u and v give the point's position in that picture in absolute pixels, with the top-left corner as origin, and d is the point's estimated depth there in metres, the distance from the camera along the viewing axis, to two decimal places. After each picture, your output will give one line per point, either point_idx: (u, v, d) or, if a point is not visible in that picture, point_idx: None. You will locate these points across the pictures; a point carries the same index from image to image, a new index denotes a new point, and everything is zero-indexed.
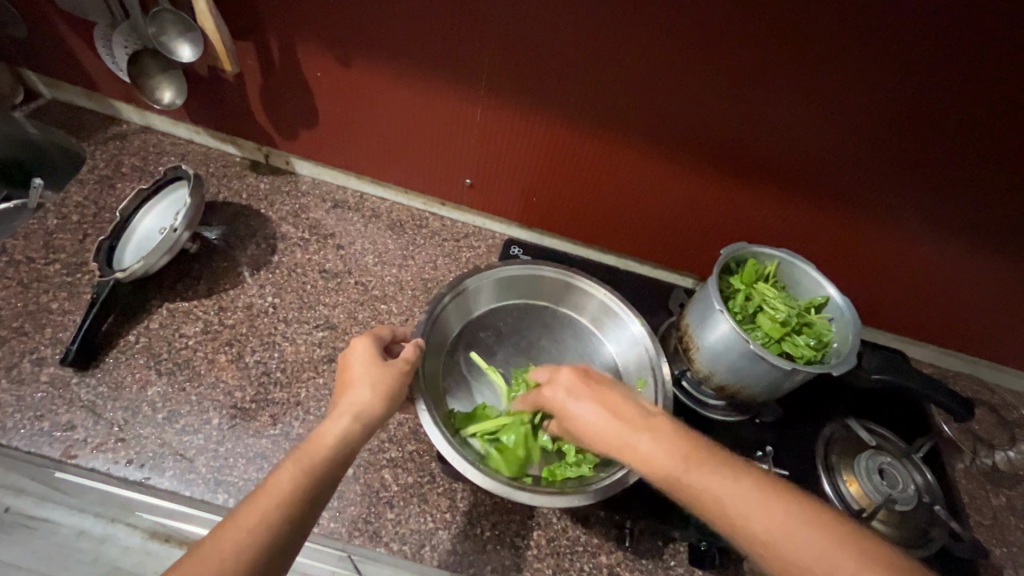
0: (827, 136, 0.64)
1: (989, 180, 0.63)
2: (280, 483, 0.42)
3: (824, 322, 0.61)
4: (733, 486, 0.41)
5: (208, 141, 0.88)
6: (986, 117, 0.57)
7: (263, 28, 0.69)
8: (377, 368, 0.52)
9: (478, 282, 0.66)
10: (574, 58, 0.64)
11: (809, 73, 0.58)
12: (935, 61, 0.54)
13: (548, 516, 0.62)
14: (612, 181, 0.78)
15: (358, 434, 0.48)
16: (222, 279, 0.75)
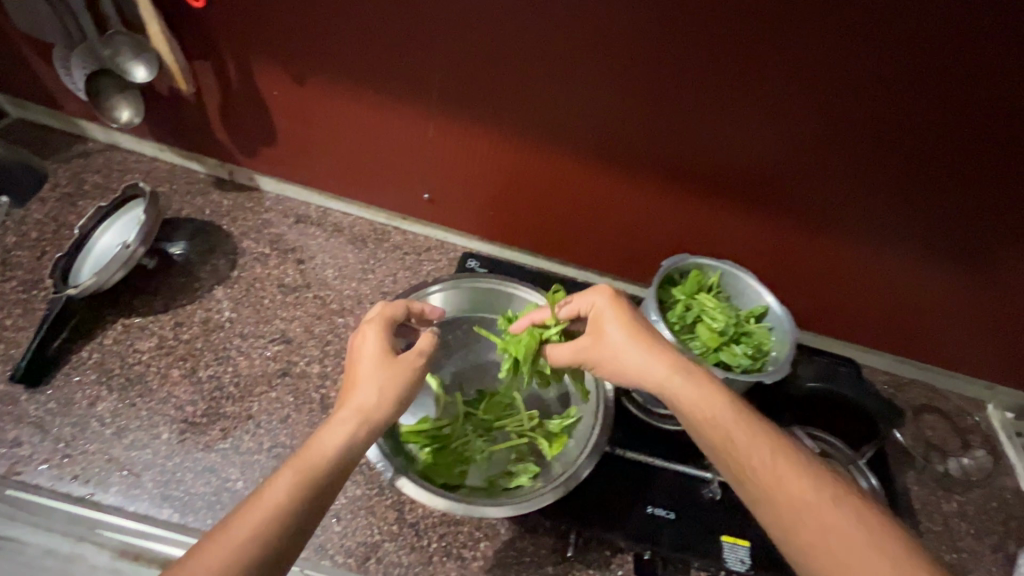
0: (766, 146, 0.66)
1: (926, 188, 0.65)
2: (275, 494, 0.41)
3: (762, 332, 0.63)
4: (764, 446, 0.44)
5: (172, 159, 0.90)
6: (908, 124, 0.60)
7: (219, 48, 0.71)
8: (383, 369, 0.51)
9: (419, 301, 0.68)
10: (523, 72, 0.66)
11: (750, 85, 0.61)
12: (866, 72, 0.57)
13: (496, 526, 0.63)
14: (566, 192, 0.79)
15: (361, 442, 0.46)
16: (179, 295, 0.76)
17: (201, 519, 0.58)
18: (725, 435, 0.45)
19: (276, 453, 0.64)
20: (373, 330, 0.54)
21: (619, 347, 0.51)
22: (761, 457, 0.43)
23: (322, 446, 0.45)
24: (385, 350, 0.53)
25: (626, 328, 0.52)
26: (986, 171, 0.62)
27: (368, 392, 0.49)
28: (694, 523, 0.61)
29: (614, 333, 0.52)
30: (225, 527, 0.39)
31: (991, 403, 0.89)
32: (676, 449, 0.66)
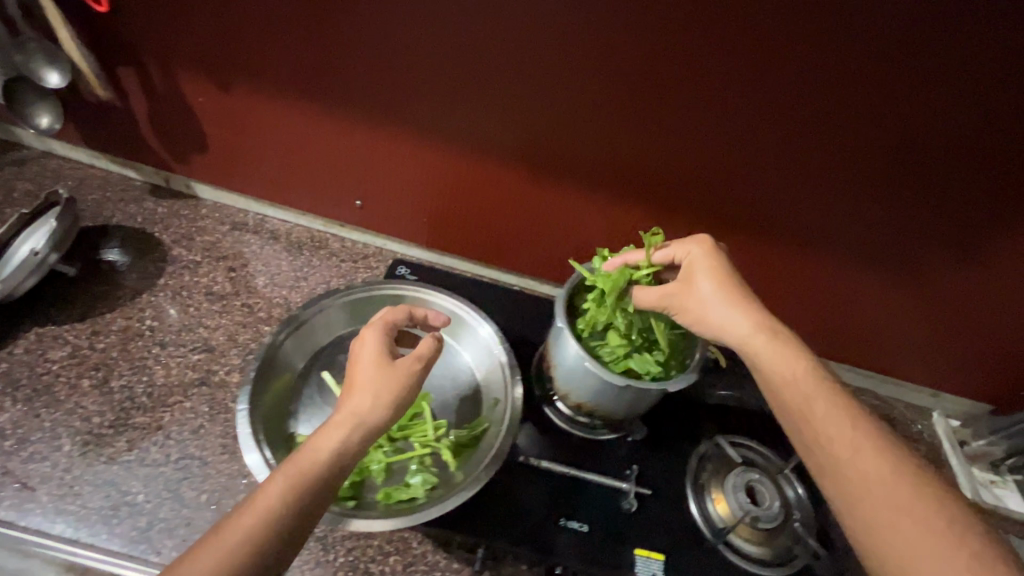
0: (689, 147, 0.66)
1: (857, 191, 0.65)
2: (267, 500, 0.40)
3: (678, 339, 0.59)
4: (837, 410, 0.45)
5: (107, 166, 0.88)
6: (821, 122, 0.60)
7: (139, 55, 0.70)
8: (380, 373, 0.49)
9: (321, 314, 0.65)
10: (448, 78, 0.66)
11: (676, 88, 0.61)
12: (787, 75, 0.57)
13: (408, 540, 0.61)
14: (499, 198, 0.78)
15: (355, 447, 0.45)
16: (100, 303, 0.74)
17: (95, 534, 0.56)
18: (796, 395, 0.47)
19: (183, 464, 0.62)
20: (374, 332, 0.52)
21: (706, 301, 0.52)
22: (832, 419, 0.45)
23: (317, 449, 0.43)
24: (381, 354, 0.50)
25: (717, 283, 0.53)
26: (913, 175, 0.62)
27: (365, 395, 0.47)
28: (608, 537, 0.59)
29: (706, 284, 0.53)
30: (218, 531, 0.38)
31: (936, 411, 0.89)
32: (595, 459, 0.65)
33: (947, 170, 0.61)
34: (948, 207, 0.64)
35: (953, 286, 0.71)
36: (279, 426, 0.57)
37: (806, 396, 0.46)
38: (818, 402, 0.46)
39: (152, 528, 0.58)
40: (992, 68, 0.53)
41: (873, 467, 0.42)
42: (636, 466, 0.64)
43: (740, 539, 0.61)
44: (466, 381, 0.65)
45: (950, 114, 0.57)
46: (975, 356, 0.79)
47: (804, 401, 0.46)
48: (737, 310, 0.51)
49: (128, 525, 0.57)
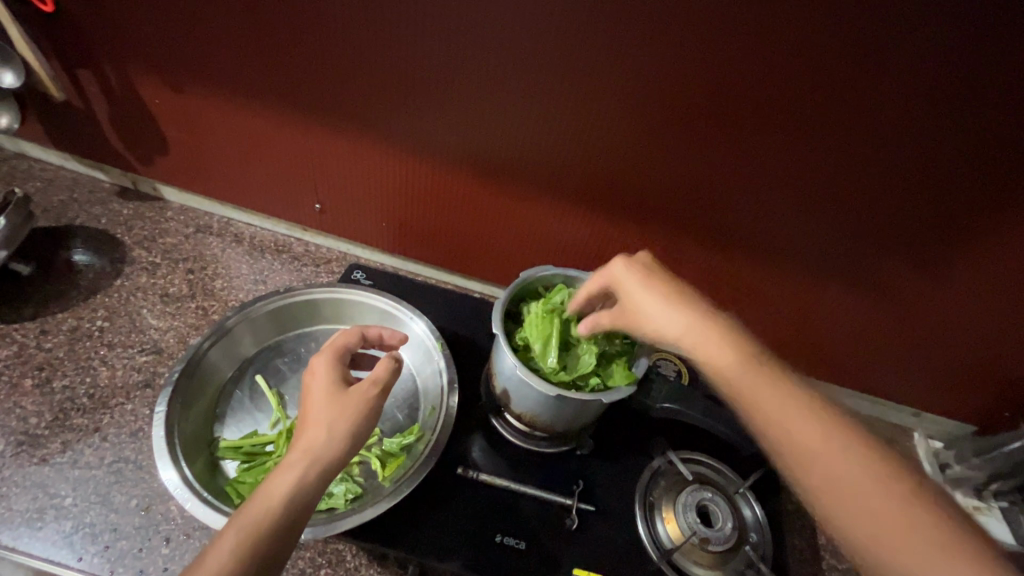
0: (642, 155, 0.64)
1: (818, 204, 0.62)
2: (216, 559, 0.35)
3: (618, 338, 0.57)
4: (789, 397, 0.41)
5: (76, 168, 0.89)
6: (777, 130, 0.57)
7: (95, 56, 0.70)
8: (335, 402, 0.46)
9: (246, 323, 0.63)
10: (396, 82, 0.64)
11: (621, 99, 0.59)
12: (735, 86, 0.54)
13: (341, 552, 0.59)
14: (456, 203, 0.77)
15: (313, 483, 0.41)
16: (51, 303, 0.74)
17: (16, 537, 0.55)
18: (746, 389, 0.43)
19: (116, 468, 0.61)
20: (323, 360, 0.49)
21: (643, 311, 0.49)
22: (787, 410, 0.41)
23: (272, 492, 0.39)
24: (334, 384, 0.47)
25: (652, 287, 0.49)
26: (873, 190, 0.59)
27: (318, 428, 0.44)
28: (545, 556, 0.57)
29: (650, 287, 0.49)
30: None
31: (917, 430, 0.85)
32: (541, 473, 0.63)
33: (909, 185, 0.57)
34: (913, 222, 0.60)
35: (925, 302, 0.68)
36: (201, 434, 0.57)
37: (757, 391, 0.42)
38: (766, 393, 0.42)
39: (77, 532, 0.56)
40: (951, 81, 0.49)
41: (838, 464, 0.38)
42: (581, 482, 0.62)
43: (690, 562, 0.58)
44: (405, 383, 0.64)
45: (908, 121, 0.52)
46: (953, 374, 0.76)
47: (754, 396, 0.42)
48: (675, 308, 0.47)
49: (53, 529, 0.56)
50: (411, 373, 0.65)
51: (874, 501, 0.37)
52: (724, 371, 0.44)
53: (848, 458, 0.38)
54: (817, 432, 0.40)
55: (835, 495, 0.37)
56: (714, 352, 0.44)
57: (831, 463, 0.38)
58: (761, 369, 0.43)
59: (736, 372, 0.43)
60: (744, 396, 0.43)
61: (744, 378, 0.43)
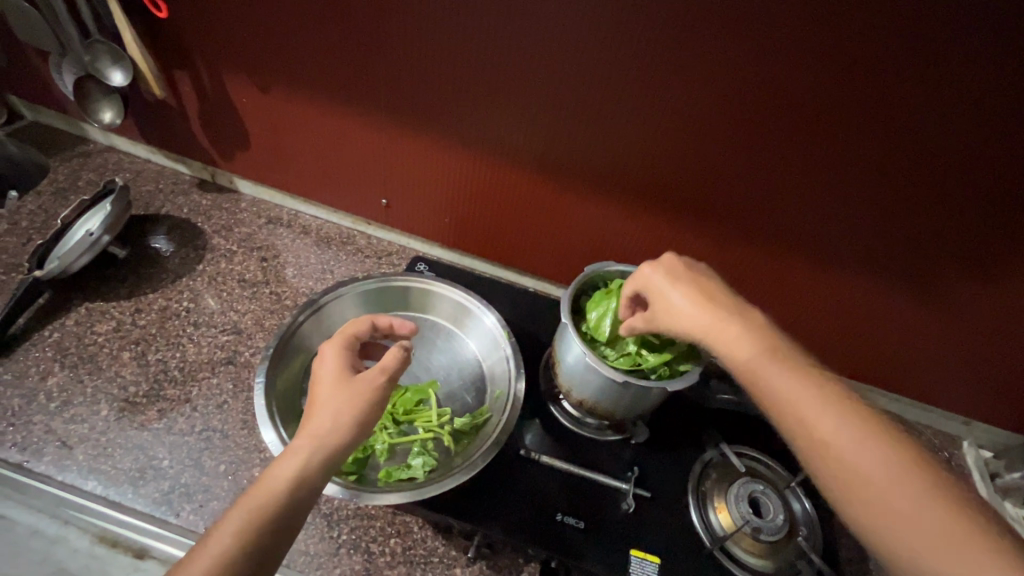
0: (703, 159, 0.66)
1: (876, 211, 0.63)
2: (218, 542, 0.39)
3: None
4: (806, 387, 0.43)
5: (161, 161, 0.96)
6: (836, 136, 0.59)
7: (193, 59, 0.76)
8: (341, 391, 0.48)
9: (334, 300, 0.69)
10: (470, 84, 0.68)
11: (686, 108, 0.62)
12: (804, 96, 0.57)
13: (409, 524, 0.63)
14: (516, 203, 0.81)
15: (315, 470, 0.44)
16: (144, 284, 0.81)
17: (122, 492, 0.61)
18: (764, 380, 0.44)
19: (206, 435, 0.66)
20: (332, 351, 0.52)
21: (676, 307, 0.51)
22: (809, 405, 0.42)
23: (273, 481, 0.42)
24: (340, 372, 0.50)
25: (685, 287, 0.51)
26: (935, 199, 0.60)
27: (324, 417, 0.46)
28: (601, 537, 0.60)
29: (687, 291, 0.51)
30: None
31: (966, 439, 0.85)
32: (598, 460, 0.66)
33: (969, 195, 0.58)
34: (966, 233, 0.62)
35: (979, 309, 0.68)
36: (292, 403, 0.62)
37: (776, 386, 0.44)
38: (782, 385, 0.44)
39: (173, 492, 0.61)
40: (1015, 94, 0.50)
41: (856, 451, 0.40)
42: (637, 468, 0.65)
43: (741, 550, 0.60)
44: (472, 369, 0.68)
45: (963, 134, 0.54)
46: (1005, 383, 0.76)
47: (771, 389, 0.44)
48: (706, 309, 0.49)
49: (153, 487, 0.62)
50: (478, 360, 0.69)
51: (881, 489, 0.38)
52: (747, 365, 0.46)
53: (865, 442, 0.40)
54: (832, 424, 0.41)
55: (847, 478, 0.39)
56: (736, 347, 0.46)
57: (842, 453, 0.40)
58: (780, 363, 0.45)
59: (760, 364, 0.45)
60: (763, 390, 0.44)
61: (766, 372, 0.45)
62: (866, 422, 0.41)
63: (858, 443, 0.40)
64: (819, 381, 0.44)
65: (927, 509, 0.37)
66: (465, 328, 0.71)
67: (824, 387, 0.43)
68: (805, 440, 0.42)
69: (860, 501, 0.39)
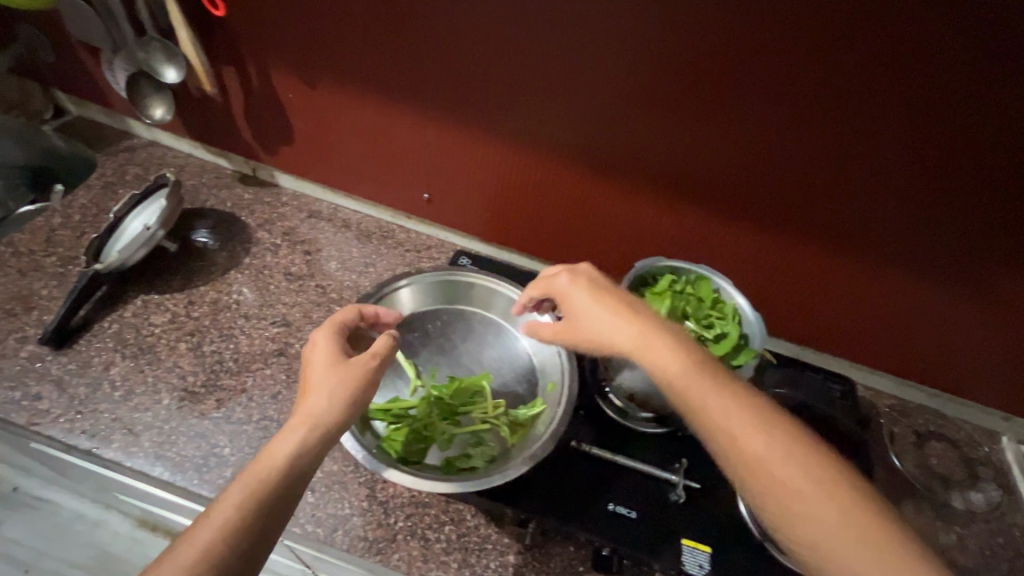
0: (740, 152, 0.67)
1: (913, 203, 0.64)
2: (224, 510, 0.42)
3: (734, 305, 0.62)
4: (727, 402, 0.46)
5: (204, 155, 0.97)
6: (872, 127, 0.60)
7: (243, 56, 0.78)
8: (334, 372, 0.52)
9: (394, 291, 0.71)
10: (517, 79, 0.69)
11: (724, 100, 0.63)
12: (854, 93, 0.58)
13: (462, 512, 0.65)
14: (555, 196, 0.81)
15: (312, 447, 0.48)
16: (195, 277, 0.83)
17: (188, 478, 0.63)
18: (699, 400, 0.47)
19: (264, 425, 0.68)
20: (323, 335, 0.56)
21: (593, 319, 0.55)
22: (741, 425, 0.45)
23: (271, 457, 0.46)
24: (334, 354, 0.54)
25: (602, 299, 0.55)
26: (978, 197, 0.61)
27: (319, 397, 0.51)
28: (651, 527, 0.61)
29: (607, 305, 0.55)
30: (178, 547, 0.41)
31: (1006, 434, 0.84)
32: (646, 451, 0.67)
33: (1004, 185, 0.59)
34: (1004, 224, 0.62)
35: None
36: None
37: (710, 407, 0.46)
38: (702, 395, 0.47)
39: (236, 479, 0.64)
40: None
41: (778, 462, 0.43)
42: (685, 459, 0.66)
43: None
44: (523, 363, 0.69)
45: (996, 121, 0.55)
46: None
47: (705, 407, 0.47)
48: (623, 319, 0.53)
49: (216, 474, 0.64)
50: (529, 355, 0.70)
51: (812, 506, 0.41)
52: (681, 385, 0.48)
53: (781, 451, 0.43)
54: (762, 443, 0.44)
55: (764, 483, 0.42)
56: (665, 364, 0.49)
57: (774, 469, 0.43)
58: (713, 385, 0.47)
59: (692, 385, 0.48)
60: (697, 409, 0.47)
61: (702, 393, 0.47)
62: (793, 437, 0.44)
63: (788, 458, 0.43)
64: (739, 397, 0.47)
65: (852, 515, 0.40)
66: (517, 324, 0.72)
67: (750, 407, 0.46)
68: (737, 457, 0.44)
69: (790, 515, 0.41)
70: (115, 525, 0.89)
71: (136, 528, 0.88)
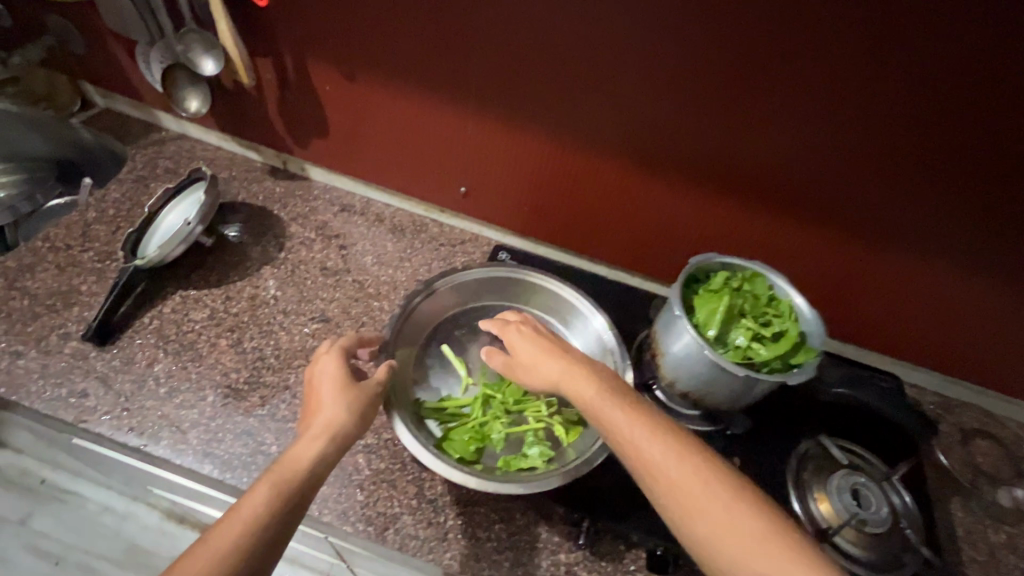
0: (784, 145, 0.64)
1: (961, 196, 0.62)
2: (252, 506, 0.45)
3: (791, 303, 0.60)
4: (632, 418, 0.47)
5: (234, 148, 0.96)
6: (923, 120, 0.57)
7: (280, 47, 0.76)
8: (345, 392, 0.55)
9: (447, 285, 0.71)
10: (558, 72, 0.67)
11: (768, 93, 0.60)
12: (904, 86, 0.55)
13: (512, 511, 0.64)
14: (590, 189, 0.79)
15: (332, 454, 0.51)
16: (231, 272, 0.82)
17: (237, 476, 0.63)
18: (605, 415, 0.48)
19: None
20: (331, 357, 0.58)
21: (527, 359, 0.56)
22: (643, 437, 0.46)
23: (295, 460, 0.49)
24: (342, 375, 0.56)
25: (536, 341, 0.56)
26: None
27: (333, 410, 0.53)
28: None
29: (547, 345, 0.56)
30: (206, 537, 0.43)
31: None
32: None
33: None
34: None
35: None
36: (408, 391, 0.65)
37: (615, 418, 0.47)
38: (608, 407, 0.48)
39: None
40: None
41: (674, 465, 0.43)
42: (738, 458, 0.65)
43: (844, 541, 0.60)
44: None
45: None
46: None
47: (612, 422, 0.47)
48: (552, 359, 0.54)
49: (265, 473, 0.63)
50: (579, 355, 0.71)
51: (708, 509, 0.41)
52: (591, 402, 0.49)
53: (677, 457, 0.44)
54: (661, 450, 0.44)
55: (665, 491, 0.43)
56: (580, 389, 0.50)
57: (669, 473, 0.43)
58: (619, 401, 0.48)
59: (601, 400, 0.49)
60: (606, 424, 0.48)
61: (609, 408, 0.48)
62: (684, 444, 0.45)
63: (680, 462, 0.44)
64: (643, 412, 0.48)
65: (742, 517, 0.41)
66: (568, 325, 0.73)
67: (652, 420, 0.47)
68: (640, 465, 0.45)
69: (681, 515, 0.42)
70: (143, 517, 0.89)
71: (164, 520, 0.88)
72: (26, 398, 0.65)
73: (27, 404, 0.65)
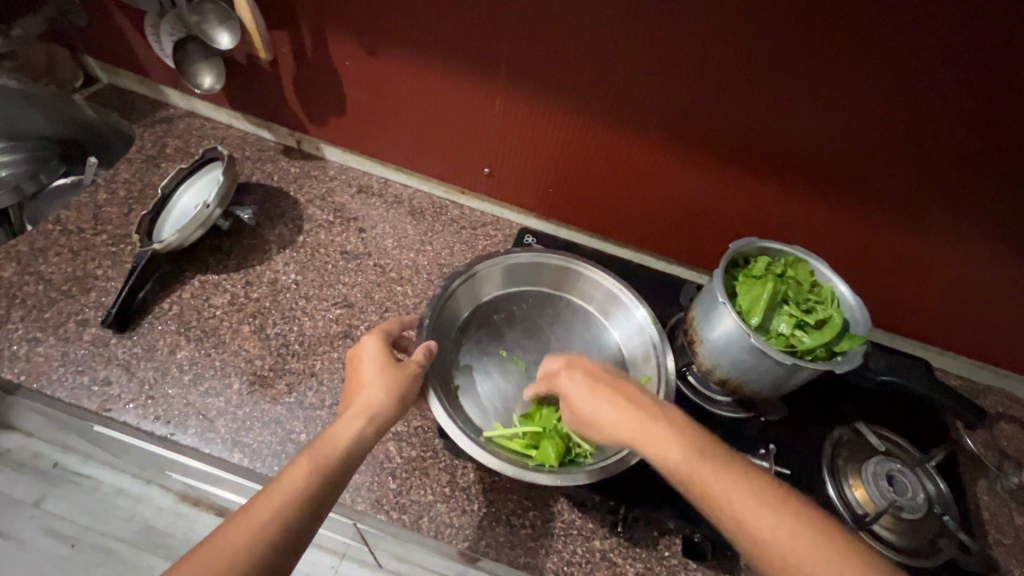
0: (825, 128, 0.61)
1: (1010, 182, 0.58)
2: (292, 479, 0.43)
3: (833, 289, 0.60)
4: (735, 484, 0.44)
5: (246, 127, 0.93)
6: (978, 103, 0.53)
7: (298, 19, 0.72)
8: (386, 373, 0.54)
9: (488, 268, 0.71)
10: (590, 49, 0.63)
11: (812, 72, 0.56)
12: (957, 66, 0.51)
13: (547, 498, 0.64)
14: (616, 171, 0.77)
15: (369, 436, 0.50)
16: (250, 256, 0.79)
17: (268, 466, 0.62)
18: (701, 483, 0.44)
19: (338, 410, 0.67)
20: (373, 339, 0.57)
21: (592, 416, 0.51)
22: (746, 504, 0.42)
23: (334, 438, 0.48)
24: (385, 357, 0.55)
25: (604, 396, 0.51)
26: None
27: (375, 391, 0.52)
28: None
29: (610, 399, 0.51)
30: (248, 508, 0.41)
31: None
32: (731, 436, 0.66)
33: None
34: None
35: None
36: (444, 376, 0.64)
37: (751, 522, 0.42)
38: (703, 474, 0.44)
39: None
40: None
41: (784, 538, 0.41)
42: (774, 445, 0.65)
43: (881, 527, 0.59)
44: (611, 350, 0.70)
45: None
46: None
47: (712, 491, 0.44)
48: (623, 415, 0.50)
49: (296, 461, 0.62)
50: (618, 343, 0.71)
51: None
52: (680, 469, 0.45)
53: (790, 528, 0.41)
54: (767, 521, 0.41)
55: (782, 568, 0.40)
56: (667, 453, 0.46)
57: (783, 546, 0.40)
58: (711, 463, 0.45)
59: (735, 499, 0.43)
60: (702, 492, 0.44)
61: (703, 472, 0.45)
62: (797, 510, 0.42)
63: (788, 531, 0.41)
64: (742, 474, 0.45)
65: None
66: (608, 314, 0.73)
67: (755, 483, 0.44)
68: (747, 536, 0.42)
69: None
70: (157, 500, 0.89)
71: (179, 503, 0.88)
72: (48, 387, 0.64)
73: (48, 392, 0.64)
